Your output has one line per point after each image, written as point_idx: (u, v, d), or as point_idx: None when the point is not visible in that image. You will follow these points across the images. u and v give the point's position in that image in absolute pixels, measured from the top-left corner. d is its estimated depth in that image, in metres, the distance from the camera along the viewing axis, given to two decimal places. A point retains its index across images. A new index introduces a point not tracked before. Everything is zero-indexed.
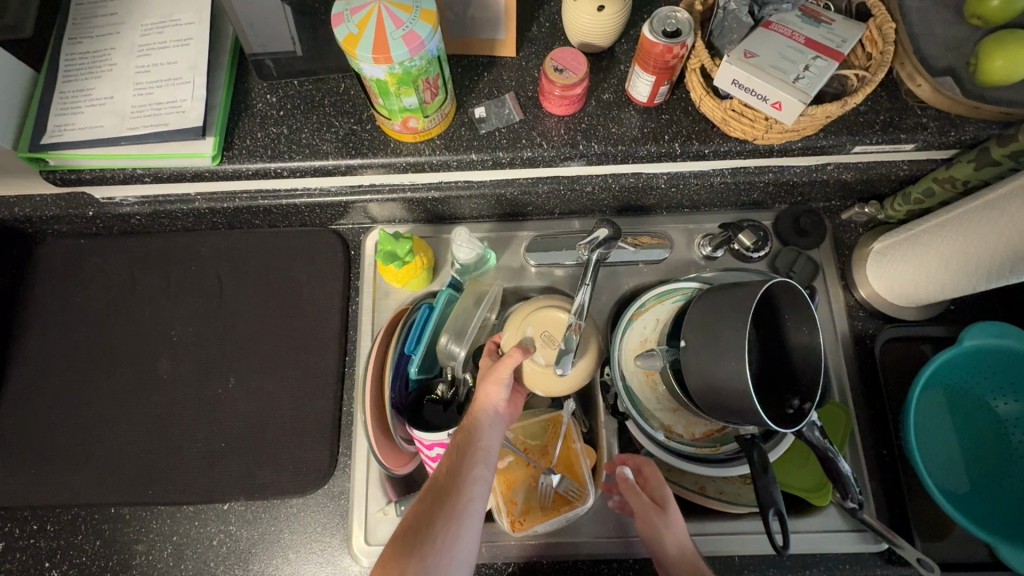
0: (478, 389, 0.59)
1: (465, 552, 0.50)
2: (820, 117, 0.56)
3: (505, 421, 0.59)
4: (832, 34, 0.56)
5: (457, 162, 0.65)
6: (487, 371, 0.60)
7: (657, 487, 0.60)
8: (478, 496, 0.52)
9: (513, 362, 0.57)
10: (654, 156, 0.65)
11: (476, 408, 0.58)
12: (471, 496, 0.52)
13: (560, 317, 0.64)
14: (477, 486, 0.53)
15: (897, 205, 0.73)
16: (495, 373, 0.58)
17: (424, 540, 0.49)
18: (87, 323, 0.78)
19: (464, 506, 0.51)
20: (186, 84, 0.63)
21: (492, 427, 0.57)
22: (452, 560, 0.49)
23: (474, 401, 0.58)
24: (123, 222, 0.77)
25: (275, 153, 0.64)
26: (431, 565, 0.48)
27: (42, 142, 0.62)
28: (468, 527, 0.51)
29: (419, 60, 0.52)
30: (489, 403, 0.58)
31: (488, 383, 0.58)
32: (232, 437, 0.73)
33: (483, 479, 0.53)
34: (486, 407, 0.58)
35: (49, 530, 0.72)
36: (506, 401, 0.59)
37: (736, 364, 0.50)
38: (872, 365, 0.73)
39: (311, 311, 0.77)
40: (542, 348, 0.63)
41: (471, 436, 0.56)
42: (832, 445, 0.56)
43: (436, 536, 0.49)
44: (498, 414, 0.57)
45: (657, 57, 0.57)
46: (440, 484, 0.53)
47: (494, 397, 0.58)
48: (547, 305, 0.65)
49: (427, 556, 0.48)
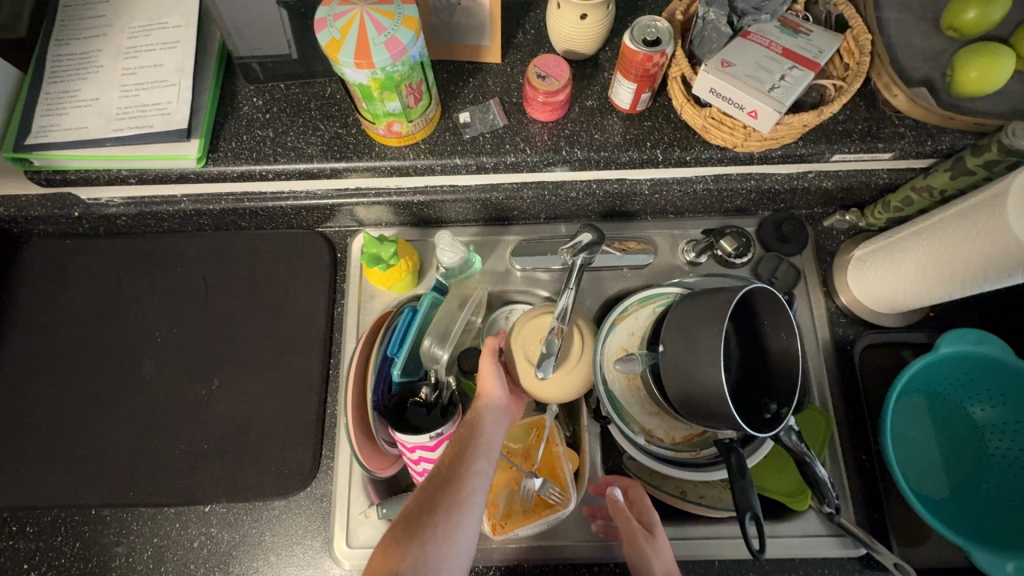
0: (479, 384, 0.61)
1: (465, 544, 0.49)
2: (797, 126, 0.56)
3: (506, 418, 0.60)
4: (809, 44, 0.57)
5: (442, 166, 0.65)
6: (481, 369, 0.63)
7: (644, 512, 0.60)
8: (478, 488, 0.52)
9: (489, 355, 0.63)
10: (635, 163, 0.65)
11: (479, 403, 0.59)
12: (473, 488, 0.52)
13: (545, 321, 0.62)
14: (478, 478, 0.53)
15: (877, 213, 0.74)
16: (484, 369, 0.61)
17: (424, 527, 0.48)
18: (72, 323, 0.78)
19: (465, 496, 0.51)
20: (172, 86, 0.64)
21: (493, 422, 0.58)
22: (451, 550, 0.48)
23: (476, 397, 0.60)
24: (110, 223, 0.77)
25: (259, 156, 0.65)
26: (429, 554, 0.47)
27: (26, 143, 0.62)
28: (468, 517, 0.50)
29: (401, 66, 0.52)
30: (490, 398, 0.59)
31: (486, 378, 0.61)
32: (215, 438, 0.73)
33: (484, 473, 0.54)
34: (489, 402, 0.59)
35: (28, 531, 0.71)
36: (506, 397, 0.60)
37: (713, 368, 0.51)
38: (852, 371, 0.74)
39: (297, 313, 0.77)
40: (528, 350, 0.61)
41: (475, 428, 0.57)
42: (809, 449, 0.56)
43: (436, 522, 0.49)
44: (500, 409, 0.59)
45: (638, 65, 0.57)
46: (441, 474, 0.53)
47: (494, 389, 0.60)
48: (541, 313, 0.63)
49: (427, 543, 0.47)
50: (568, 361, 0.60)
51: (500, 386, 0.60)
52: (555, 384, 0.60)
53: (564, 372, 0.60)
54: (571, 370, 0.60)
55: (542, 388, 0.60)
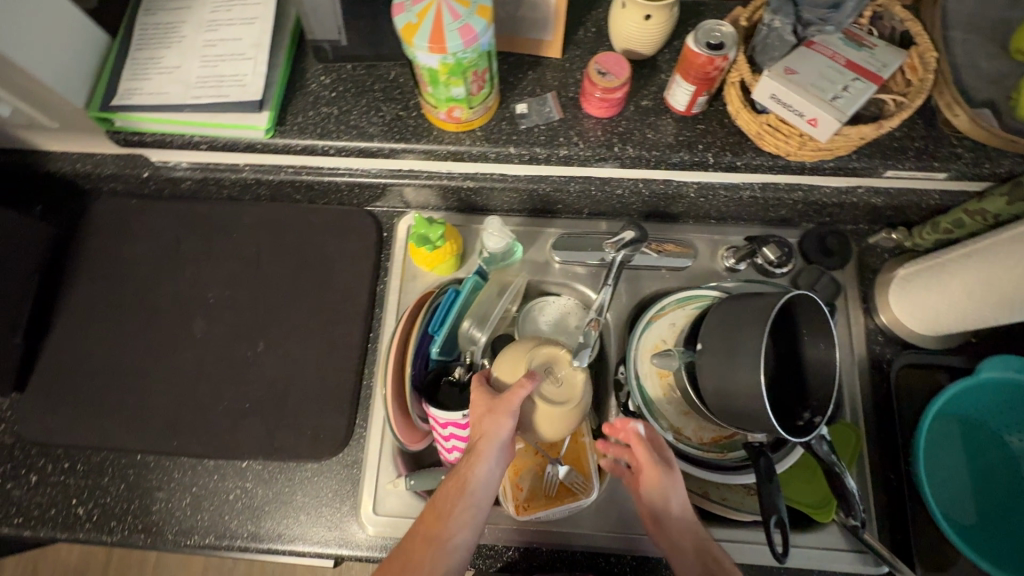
0: (484, 421, 0.56)
1: None
2: (853, 138, 0.57)
3: (501, 468, 0.58)
4: (872, 58, 0.57)
5: (496, 153, 0.67)
6: (496, 402, 0.56)
7: (661, 449, 0.58)
8: (455, 559, 0.54)
9: (522, 392, 0.54)
10: (685, 165, 0.67)
11: (477, 454, 0.56)
12: (448, 562, 0.54)
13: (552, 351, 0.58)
14: (456, 549, 0.54)
15: (925, 234, 0.73)
16: (505, 409, 0.55)
17: None
18: (131, 277, 0.82)
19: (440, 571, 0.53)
20: (248, 59, 0.67)
21: (484, 481, 0.56)
22: None
23: (474, 441, 0.57)
24: (174, 186, 0.81)
25: (324, 132, 0.68)
26: None
27: (111, 104, 0.66)
28: None
29: (470, 53, 0.55)
30: (490, 450, 0.56)
31: (491, 425, 0.55)
32: (256, 398, 0.76)
33: (463, 542, 0.55)
34: (487, 455, 0.56)
35: (79, 469, 0.76)
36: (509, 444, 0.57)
37: (752, 369, 0.52)
38: (887, 390, 0.74)
39: (342, 286, 0.81)
40: (547, 385, 0.57)
41: (463, 491, 0.56)
42: (839, 461, 0.58)
43: None
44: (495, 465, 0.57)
45: (698, 67, 0.58)
46: (419, 542, 0.55)
47: (496, 439, 0.55)
48: (532, 338, 0.60)
49: None
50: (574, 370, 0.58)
51: (513, 427, 0.55)
52: (575, 397, 0.56)
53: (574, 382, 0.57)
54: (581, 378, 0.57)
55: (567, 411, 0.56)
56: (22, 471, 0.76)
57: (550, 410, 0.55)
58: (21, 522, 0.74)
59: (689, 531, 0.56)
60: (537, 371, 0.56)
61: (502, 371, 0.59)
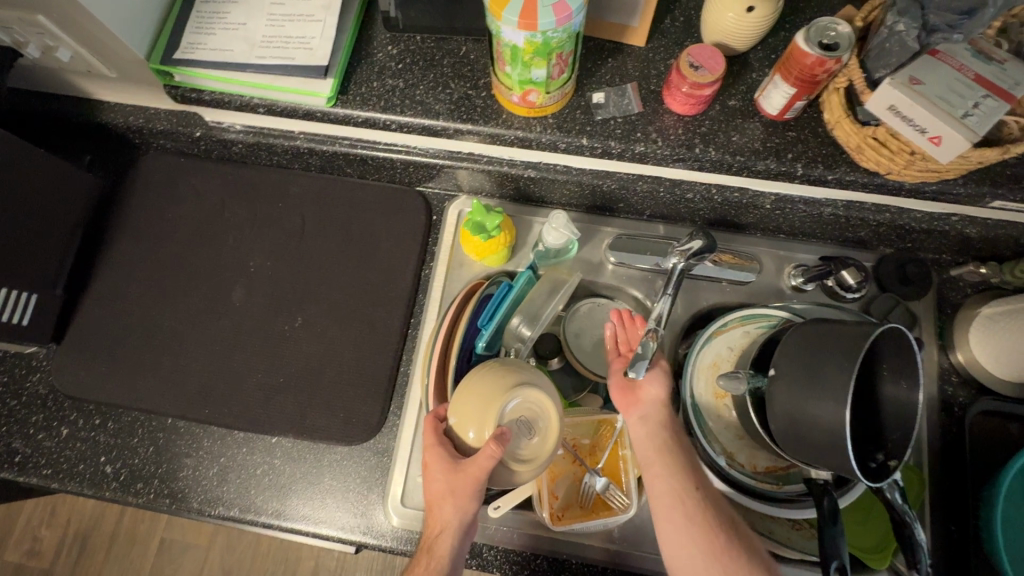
0: (447, 502, 0.53)
1: None
2: (972, 161, 0.52)
3: (465, 548, 0.55)
4: (1004, 74, 0.51)
5: (567, 144, 0.63)
6: (456, 477, 0.52)
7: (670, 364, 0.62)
8: None
9: (488, 463, 0.51)
10: (770, 174, 0.62)
11: (440, 535, 0.54)
12: None
13: (522, 397, 0.54)
14: None
15: (1019, 271, 0.68)
16: (469, 481, 0.52)
17: None
18: (173, 238, 0.80)
19: None
20: (317, 22, 0.64)
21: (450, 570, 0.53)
22: None
23: (436, 521, 0.54)
24: (225, 148, 0.78)
25: (387, 105, 0.64)
26: None
27: (172, 57, 0.63)
28: None
29: (561, 33, 0.50)
30: (453, 532, 0.53)
31: (452, 505, 0.53)
32: (291, 374, 0.74)
33: None
34: (450, 537, 0.54)
35: (110, 426, 0.75)
36: (471, 519, 0.54)
37: (836, 405, 0.47)
38: (956, 435, 0.69)
39: (386, 267, 0.78)
40: (519, 436, 0.55)
41: None
42: (911, 510, 0.54)
43: None
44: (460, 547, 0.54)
45: (805, 68, 0.53)
46: None
47: (458, 519, 0.53)
48: (495, 375, 0.55)
49: None
50: (546, 417, 0.55)
51: (478, 500, 0.53)
52: (548, 450, 0.55)
53: (547, 430, 0.55)
54: (554, 424, 0.56)
55: (538, 464, 0.55)
56: (54, 423, 0.75)
57: (524, 465, 0.54)
58: (50, 473, 0.73)
59: (657, 421, 0.57)
60: (507, 429, 0.53)
61: (461, 419, 0.55)
